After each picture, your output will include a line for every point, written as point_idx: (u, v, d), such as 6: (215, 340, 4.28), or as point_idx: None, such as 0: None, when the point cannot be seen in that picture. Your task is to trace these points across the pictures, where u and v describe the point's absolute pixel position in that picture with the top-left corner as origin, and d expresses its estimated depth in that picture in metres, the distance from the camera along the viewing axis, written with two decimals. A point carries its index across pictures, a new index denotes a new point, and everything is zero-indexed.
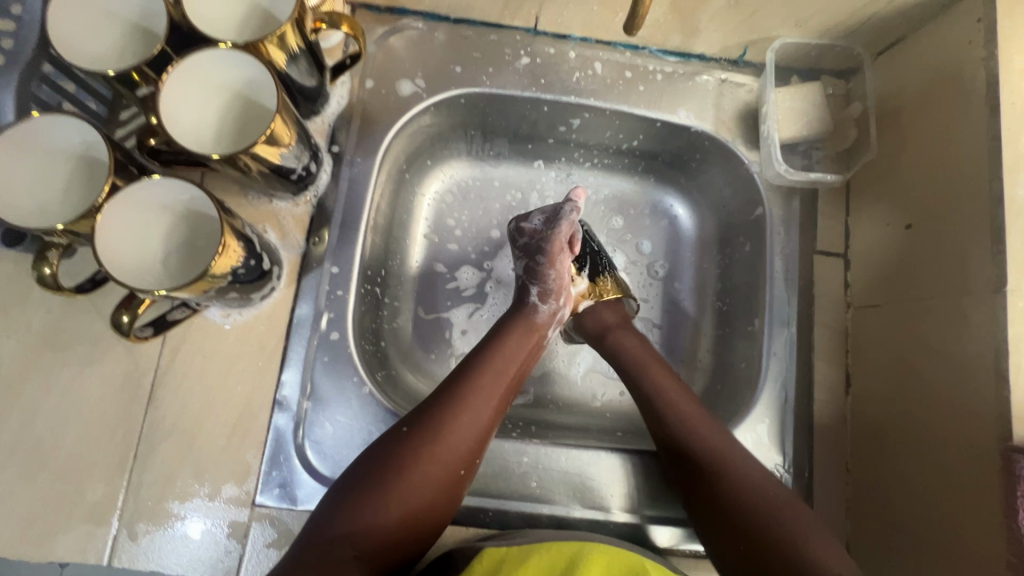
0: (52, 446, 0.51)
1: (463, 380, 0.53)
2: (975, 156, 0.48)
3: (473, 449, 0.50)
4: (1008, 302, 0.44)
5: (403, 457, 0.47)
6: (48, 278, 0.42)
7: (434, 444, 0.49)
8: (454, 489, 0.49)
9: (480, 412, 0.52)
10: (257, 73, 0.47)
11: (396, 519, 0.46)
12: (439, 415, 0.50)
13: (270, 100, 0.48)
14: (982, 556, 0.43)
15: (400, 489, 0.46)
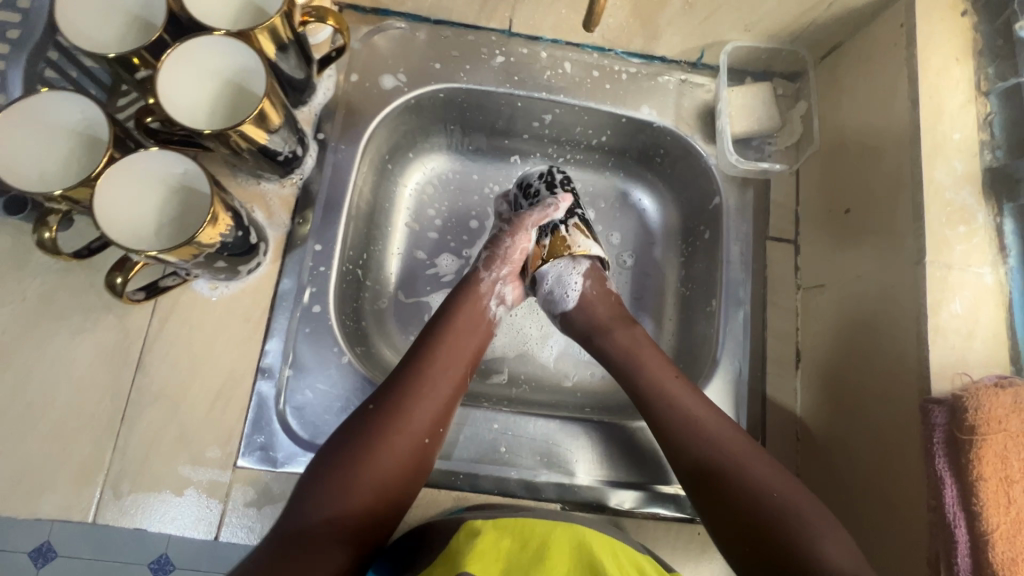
0: (42, 409, 0.53)
1: (422, 361, 0.56)
2: (900, 144, 0.53)
3: (436, 420, 0.54)
4: (927, 272, 0.49)
5: (366, 438, 0.50)
6: (47, 242, 0.46)
7: (398, 416, 0.52)
8: (420, 462, 0.52)
9: (440, 385, 0.55)
10: (247, 59, 0.51)
11: (371, 493, 0.49)
12: (397, 395, 0.53)
13: (259, 85, 0.52)
14: (908, 503, 0.47)
15: (367, 469, 0.49)
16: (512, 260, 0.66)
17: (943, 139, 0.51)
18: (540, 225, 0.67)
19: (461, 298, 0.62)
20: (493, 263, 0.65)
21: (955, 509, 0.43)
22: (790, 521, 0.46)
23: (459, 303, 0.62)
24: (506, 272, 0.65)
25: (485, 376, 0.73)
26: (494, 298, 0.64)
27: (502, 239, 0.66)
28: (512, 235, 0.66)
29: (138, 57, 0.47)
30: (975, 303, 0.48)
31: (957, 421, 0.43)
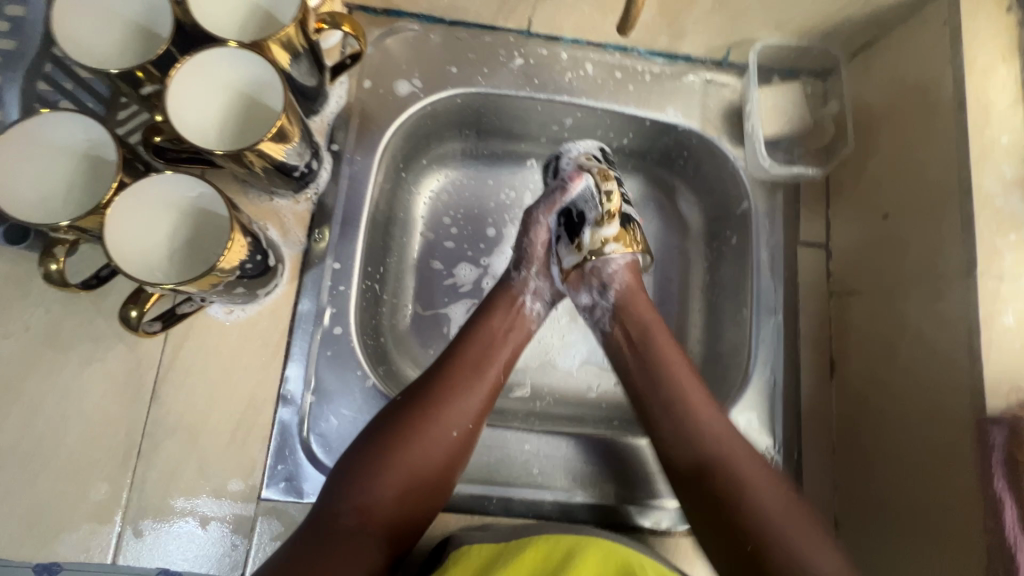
0: (53, 446, 0.51)
1: (458, 359, 0.55)
2: (945, 148, 0.51)
3: (471, 417, 0.53)
4: (979, 284, 0.47)
5: (398, 432, 0.50)
6: (54, 273, 0.43)
7: (430, 411, 0.51)
8: (454, 461, 0.51)
9: (475, 382, 0.54)
10: (259, 70, 0.48)
11: (397, 484, 0.48)
12: (433, 391, 0.52)
13: (272, 97, 0.49)
14: (960, 522, 0.46)
15: (397, 462, 0.49)
16: (537, 256, 0.62)
17: (991, 145, 0.49)
18: (553, 213, 0.62)
19: (497, 297, 0.61)
20: (520, 264, 0.63)
21: (1016, 532, 0.42)
22: (803, 536, 0.47)
23: (494, 303, 0.61)
24: (535, 270, 0.62)
25: (508, 390, 0.71)
26: (528, 297, 0.62)
27: (522, 238, 0.63)
28: (529, 232, 0.62)
29: (143, 70, 0.44)
30: None
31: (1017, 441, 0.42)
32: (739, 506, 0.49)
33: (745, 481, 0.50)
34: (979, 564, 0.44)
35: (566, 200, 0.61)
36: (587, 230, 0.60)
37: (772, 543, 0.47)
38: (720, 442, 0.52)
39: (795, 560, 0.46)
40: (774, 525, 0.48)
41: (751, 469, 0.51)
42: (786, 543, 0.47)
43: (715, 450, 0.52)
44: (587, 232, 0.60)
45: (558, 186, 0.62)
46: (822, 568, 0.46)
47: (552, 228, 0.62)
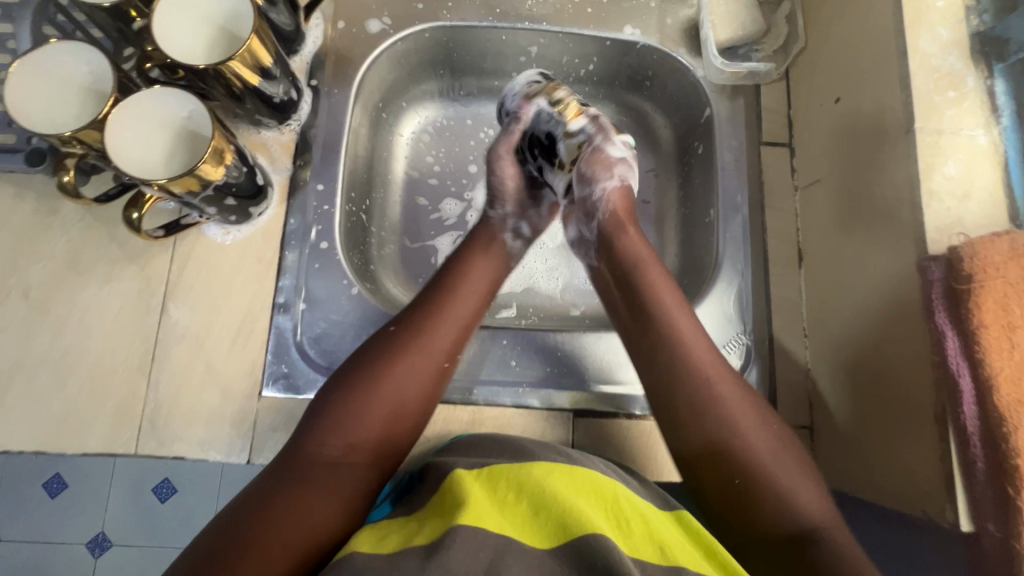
0: (79, 354, 0.57)
1: (431, 295, 0.57)
2: (883, 18, 0.53)
3: (453, 346, 0.55)
4: (918, 137, 0.48)
5: (380, 365, 0.52)
6: (67, 185, 0.49)
7: (415, 343, 0.53)
8: (436, 387, 0.54)
9: (456, 315, 0.56)
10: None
11: (384, 417, 0.50)
12: (413, 324, 0.54)
13: (242, 17, 0.54)
14: (913, 368, 0.47)
15: (382, 394, 0.50)
16: (509, 194, 0.65)
17: (925, 8, 0.51)
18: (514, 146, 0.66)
19: (479, 233, 0.64)
20: (496, 202, 0.65)
21: (958, 360, 0.43)
22: (781, 460, 0.47)
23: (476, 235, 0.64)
24: (511, 207, 0.65)
25: (495, 311, 0.75)
26: (510, 234, 0.65)
27: (490, 176, 0.66)
28: (495, 168, 0.66)
29: (135, 10, 0.51)
30: (969, 164, 0.48)
31: (953, 272, 0.43)
32: (720, 437, 0.47)
33: (723, 403, 0.49)
34: (931, 401, 0.45)
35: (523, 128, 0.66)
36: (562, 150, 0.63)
37: (744, 471, 0.46)
38: (705, 368, 0.50)
39: (774, 482, 0.45)
40: (758, 455, 0.47)
41: (710, 362, 0.51)
42: (760, 483, 0.45)
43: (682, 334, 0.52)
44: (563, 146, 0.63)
45: (515, 117, 0.66)
46: (805, 502, 0.45)
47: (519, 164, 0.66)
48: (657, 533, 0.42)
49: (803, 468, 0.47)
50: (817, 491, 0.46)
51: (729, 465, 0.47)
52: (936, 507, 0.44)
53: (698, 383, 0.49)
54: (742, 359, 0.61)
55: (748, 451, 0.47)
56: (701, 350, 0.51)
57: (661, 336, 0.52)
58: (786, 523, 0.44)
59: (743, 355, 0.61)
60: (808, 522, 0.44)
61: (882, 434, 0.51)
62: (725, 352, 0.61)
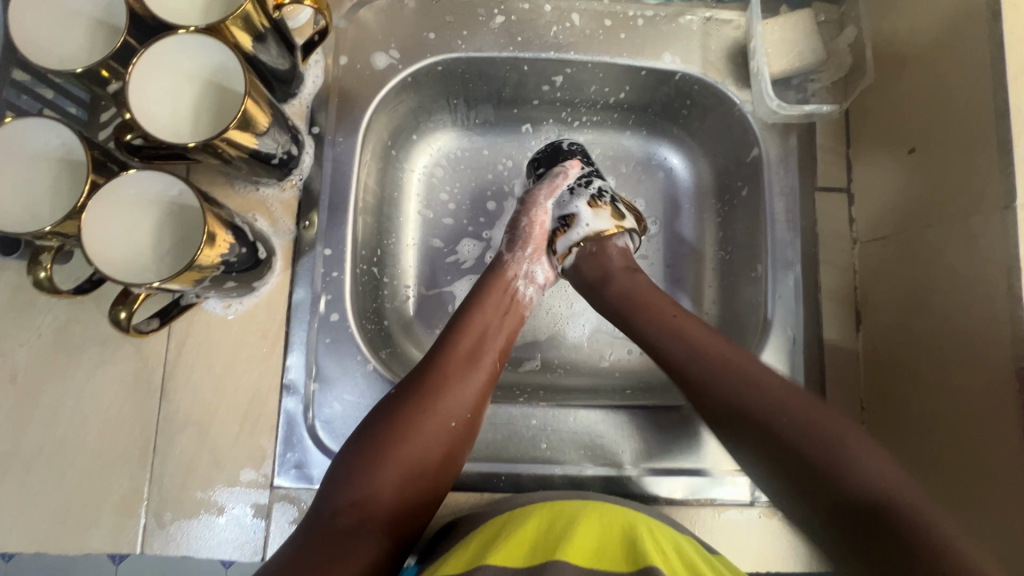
0: (76, 444, 0.53)
1: (450, 348, 0.53)
2: (976, 65, 0.45)
3: (468, 405, 0.50)
4: (1019, 217, 0.42)
5: (398, 423, 0.48)
6: (44, 281, 0.43)
7: (422, 401, 0.49)
8: (454, 449, 0.49)
9: (468, 371, 0.52)
10: (206, 44, 0.46)
11: (395, 481, 0.46)
12: (417, 381, 0.50)
13: (229, 71, 0.47)
14: (1002, 480, 0.42)
15: (396, 453, 0.47)
16: (533, 239, 0.61)
17: None
18: (554, 197, 0.62)
19: (487, 283, 0.58)
20: (514, 244, 0.60)
21: None
22: (833, 429, 0.42)
23: (485, 285, 0.58)
24: (529, 251, 0.60)
25: (517, 364, 0.69)
26: (522, 281, 0.59)
27: (519, 220, 0.61)
28: (528, 213, 0.61)
29: (108, 68, 0.44)
30: None
31: None
32: (762, 404, 0.44)
33: (746, 372, 0.46)
34: None
35: (566, 185, 0.62)
36: (588, 210, 0.60)
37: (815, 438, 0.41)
38: (717, 354, 0.48)
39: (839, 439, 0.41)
40: (796, 418, 0.43)
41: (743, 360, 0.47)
42: (830, 448, 0.41)
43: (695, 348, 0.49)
44: (587, 210, 0.60)
45: (558, 171, 0.63)
46: (864, 459, 0.40)
47: (551, 217, 0.62)
48: (692, 559, 0.43)
49: (853, 421, 0.42)
50: (878, 446, 0.41)
51: (791, 425, 0.42)
52: None
53: (740, 371, 0.46)
54: None
55: (796, 425, 0.42)
56: (760, 368, 0.46)
57: (671, 333, 0.50)
58: (854, 492, 0.39)
59: None
60: (880, 494, 0.38)
61: None
62: None
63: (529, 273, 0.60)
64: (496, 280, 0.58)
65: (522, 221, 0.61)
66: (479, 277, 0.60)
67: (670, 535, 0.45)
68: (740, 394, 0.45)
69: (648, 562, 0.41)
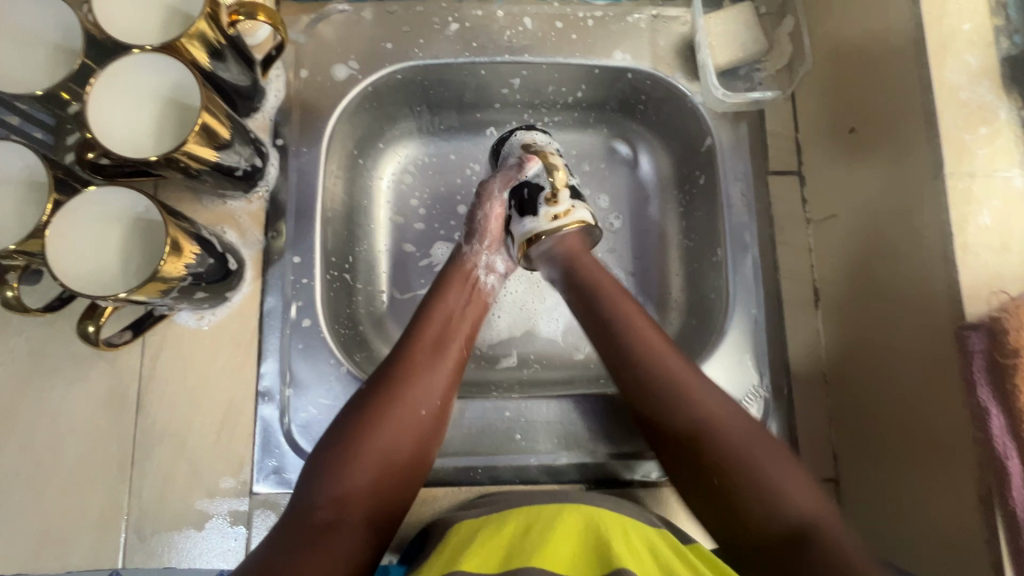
0: (53, 462, 0.53)
1: (416, 338, 0.54)
2: (901, 44, 0.48)
3: (437, 395, 0.52)
4: (948, 185, 0.44)
5: (369, 420, 0.49)
6: (13, 300, 0.44)
7: (393, 394, 0.50)
8: (425, 441, 0.50)
9: (437, 363, 0.53)
10: (157, 62, 0.47)
11: (370, 473, 0.47)
12: (387, 377, 0.51)
13: (184, 87, 0.48)
14: (950, 439, 0.44)
15: (370, 449, 0.48)
16: (490, 232, 0.61)
17: (951, 33, 0.45)
18: (509, 188, 0.62)
19: (450, 275, 0.60)
20: (472, 238, 0.62)
21: (1006, 443, 0.39)
22: (756, 467, 0.46)
23: (448, 279, 0.59)
24: (487, 244, 0.62)
25: (494, 362, 0.70)
26: (483, 271, 0.61)
27: (475, 214, 0.62)
28: (484, 206, 0.61)
29: (67, 91, 0.46)
30: (1007, 211, 0.43)
31: (997, 344, 0.39)
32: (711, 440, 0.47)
33: (659, 360, 0.50)
34: (972, 479, 0.42)
35: (522, 177, 0.62)
36: (540, 208, 0.59)
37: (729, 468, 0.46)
38: (643, 336, 0.52)
39: (761, 489, 0.45)
40: (737, 452, 0.46)
41: (658, 344, 0.51)
42: (750, 475, 0.45)
43: (636, 338, 0.52)
44: (541, 208, 0.59)
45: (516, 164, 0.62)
46: (795, 498, 0.44)
47: (505, 206, 0.62)
48: (669, 563, 0.43)
49: (782, 457, 0.46)
50: (803, 476, 0.46)
51: (718, 470, 0.46)
52: None
53: (700, 408, 0.48)
54: (761, 412, 0.57)
55: (727, 449, 0.46)
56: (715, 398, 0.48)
57: (637, 344, 0.51)
58: (777, 526, 0.44)
59: (761, 407, 0.57)
60: (799, 518, 0.44)
61: (912, 495, 0.48)
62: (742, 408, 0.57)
63: (488, 264, 0.62)
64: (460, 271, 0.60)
65: (477, 211, 0.62)
66: (440, 271, 0.61)
67: (648, 539, 0.46)
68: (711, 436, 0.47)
69: (620, 563, 0.41)
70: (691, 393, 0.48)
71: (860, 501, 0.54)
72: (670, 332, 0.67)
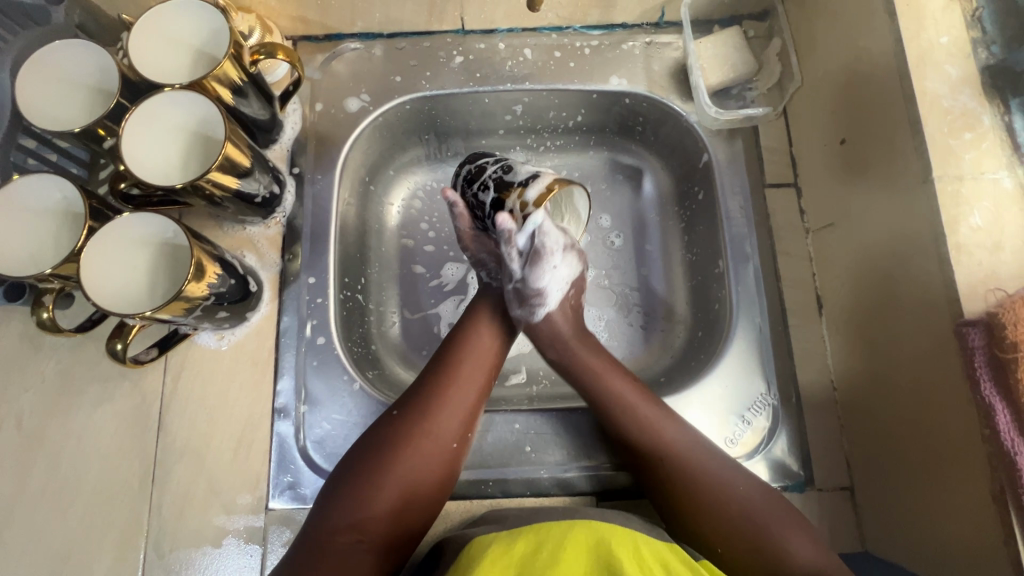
0: (78, 481, 0.55)
1: (446, 362, 0.55)
2: (883, 59, 0.50)
3: (464, 424, 0.53)
4: (937, 189, 0.45)
5: (396, 446, 0.50)
6: (47, 321, 0.47)
7: (423, 422, 0.51)
8: (450, 469, 0.52)
9: (465, 389, 0.54)
10: (187, 99, 0.50)
11: (394, 499, 0.48)
12: (419, 404, 0.52)
13: (209, 122, 0.52)
14: (960, 438, 0.44)
15: (395, 475, 0.49)
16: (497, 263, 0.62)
17: (930, 46, 0.48)
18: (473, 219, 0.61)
19: (479, 296, 0.62)
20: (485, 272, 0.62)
21: (1013, 437, 0.39)
22: (773, 529, 0.46)
23: (475, 301, 0.61)
24: (501, 274, 0.62)
25: (503, 379, 0.71)
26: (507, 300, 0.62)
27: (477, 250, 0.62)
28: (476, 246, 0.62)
29: (103, 127, 0.50)
30: (997, 212, 0.44)
31: (996, 339, 0.40)
32: (710, 501, 0.48)
33: (616, 392, 0.54)
34: (984, 477, 0.41)
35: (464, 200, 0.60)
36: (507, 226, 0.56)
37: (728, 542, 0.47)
38: (595, 369, 0.55)
39: (772, 547, 0.45)
40: (738, 511, 0.47)
41: (621, 380, 0.55)
42: (761, 530, 0.46)
43: (587, 369, 0.56)
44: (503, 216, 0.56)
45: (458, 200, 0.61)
46: (801, 557, 0.45)
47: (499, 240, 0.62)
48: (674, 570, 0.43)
49: (796, 522, 0.47)
50: (810, 537, 0.46)
51: (729, 531, 0.47)
52: None
53: (692, 481, 0.49)
54: (769, 420, 0.58)
55: (733, 510, 0.47)
56: (712, 459, 0.50)
57: (591, 380, 0.55)
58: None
59: (770, 415, 0.58)
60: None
61: (927, 502, 0.47)
62: (749, 417, 0.57)
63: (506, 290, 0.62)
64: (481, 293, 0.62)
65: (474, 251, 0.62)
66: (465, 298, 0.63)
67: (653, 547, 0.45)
68: (689, 470, 0.50)
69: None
70: (673, 449, 0.51)
71: (874, 508, 0.53)
72: (677, 345, 0.68)
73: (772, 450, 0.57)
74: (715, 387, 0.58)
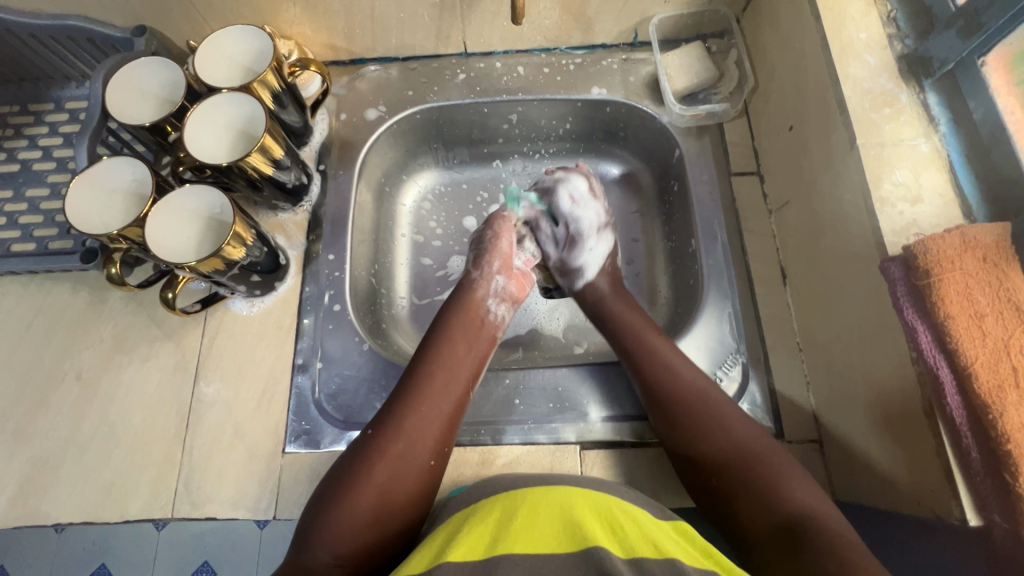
0: (123, 426, 0.63)
1: (421, 375, 0.58)
2: (816, 53, 0.59)
3: (440, 437, 0.55)
4: (862, 153, 0.52)
5: (375, 455, 0.52)
6: (115, 275, 0.58)
7: (399, 432, 0.54)
8: (428, 476, 0.54)
9: (440, 402, 0.56)
10: (236, 99, 0.62)
11: (372, 506, 0.50)
12: (393, 415, 0.55)
13: (253, 117, 0.63)
14: (899, 367, 0.48)
15: (374, 481, 0.51)
16: (498, 252, 0.71)
17: (851, 40, 0.57)
18: (498, 260, 0.70)
19: (457, 305, 0.66)
20: (483, 262, 0.70)
21: (935, 353, 0.44)
22: (768, 466, 0.50)
23: (456, 308, 0.66)
24: (496, 266, 0.70)
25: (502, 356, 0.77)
26: (494, 299, 0.69)
27: (488, 236, 0.72)
28: (500, 236, 0.72)
29: (169, 124, 0.62)
30: (915, 170, 0.51)
31: (911, 270, 0.46)
32: (715, 446, 0.53)
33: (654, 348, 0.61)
34: (918, 396, 0.46)
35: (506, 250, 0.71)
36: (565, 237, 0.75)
37: (740, 484, 0.50)
38: (643, 335, 0.63)
39: (769, 486, 0.49)
40: (736, 454, 0.52)
41: (655, 338, 0.62)
42: (755, 469, 0.50)
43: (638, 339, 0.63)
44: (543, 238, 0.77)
45: (491, 243, 0.71)
46: (800, 497, 0.48)
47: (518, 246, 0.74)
48: (652, 535, 0.43)
49: (797, 469, 0.50)
50: (810, 484, 0.49)
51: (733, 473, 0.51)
52: (943, 505, 0.44)
53: (721, 428, 0.54)
54: (740, 378, 0.63)
55: (729, 452, 0.52)
56: (730, 409, 0.56)
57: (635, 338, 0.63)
58: (787, 511, 0.47)
59: (739, 372, 0.63)
60: (802, 512, 0.46)
61: (880, 438, 0.51)
62: (722, 374, 0.62)
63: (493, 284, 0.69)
64: (466, 302, 0.67)
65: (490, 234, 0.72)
66: (452, 297, 0.68)
67: (629, 512, 0.46)
68: (704, 420, 0.55)
69: (594, 543, 0.42)
70: (689, 400, 0.57)
71: (839, 455, 0.57)
72: (659, 321, 0.74)
73: (742, 405, 0.61)
74: (688, 349, 0.64)
